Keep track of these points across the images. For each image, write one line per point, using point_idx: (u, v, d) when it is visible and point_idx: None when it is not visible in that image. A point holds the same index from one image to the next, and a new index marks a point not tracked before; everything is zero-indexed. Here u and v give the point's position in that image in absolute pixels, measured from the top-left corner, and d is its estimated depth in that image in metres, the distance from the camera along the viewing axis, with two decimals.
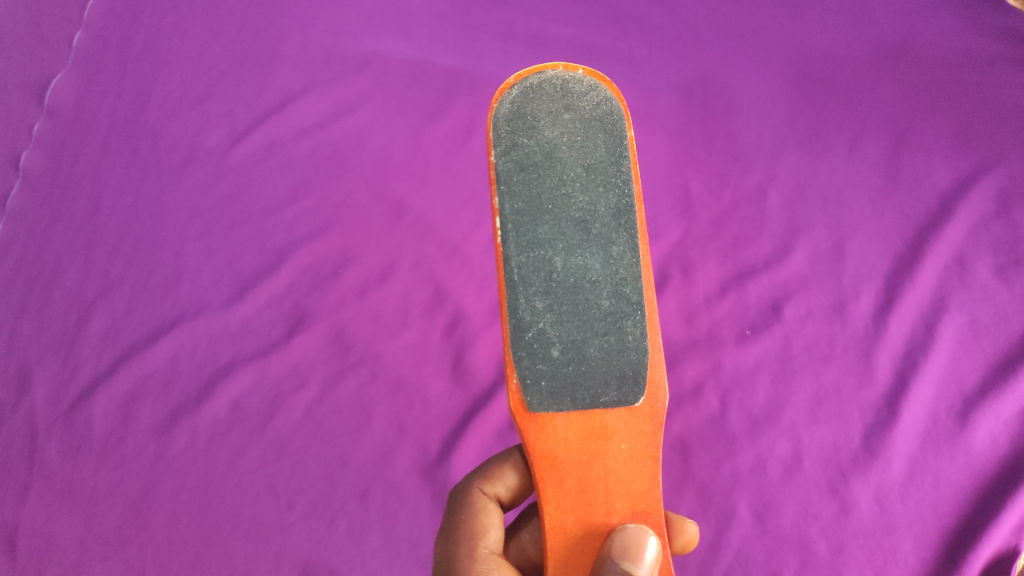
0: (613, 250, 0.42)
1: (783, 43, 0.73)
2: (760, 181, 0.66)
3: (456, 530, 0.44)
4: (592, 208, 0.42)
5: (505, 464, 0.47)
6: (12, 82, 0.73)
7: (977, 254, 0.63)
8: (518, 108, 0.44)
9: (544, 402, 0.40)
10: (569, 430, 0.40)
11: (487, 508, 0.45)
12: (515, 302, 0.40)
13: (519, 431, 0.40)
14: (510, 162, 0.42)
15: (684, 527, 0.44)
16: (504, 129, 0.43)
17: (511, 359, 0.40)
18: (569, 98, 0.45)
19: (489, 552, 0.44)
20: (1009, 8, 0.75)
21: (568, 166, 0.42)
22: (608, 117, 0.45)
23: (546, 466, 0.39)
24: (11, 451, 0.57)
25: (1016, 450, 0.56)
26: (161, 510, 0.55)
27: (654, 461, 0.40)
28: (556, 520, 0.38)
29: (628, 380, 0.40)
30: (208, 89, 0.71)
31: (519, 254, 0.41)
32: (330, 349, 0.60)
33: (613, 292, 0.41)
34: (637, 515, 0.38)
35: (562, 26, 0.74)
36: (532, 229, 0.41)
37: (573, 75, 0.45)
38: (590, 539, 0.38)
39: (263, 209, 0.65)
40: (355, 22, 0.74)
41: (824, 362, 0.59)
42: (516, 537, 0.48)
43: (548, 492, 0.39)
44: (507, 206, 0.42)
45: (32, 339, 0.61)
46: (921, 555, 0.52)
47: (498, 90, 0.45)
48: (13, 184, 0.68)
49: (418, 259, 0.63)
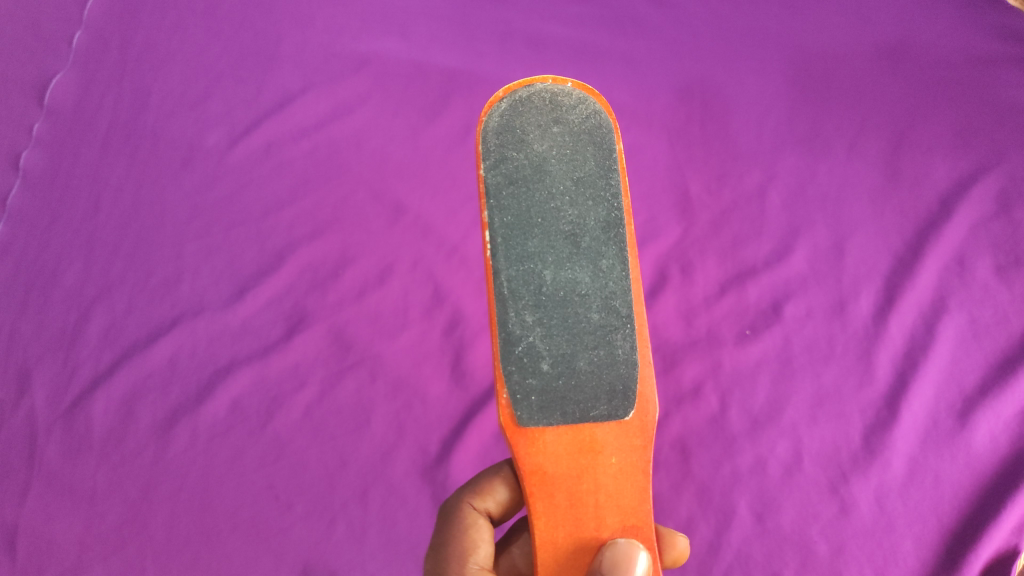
0: (603, 263, 0.42)
1: (781, 44, 0.72)
2: (760, 181, 0.66)
3: (447, 546, 0.45)
4: (582, 222, 0.42)
5: (495, 478, 0.47)
6: (12, 82, 0.73)
7: (978, 253, 0.63)
8: (507, 121, 0.44)
9: (534, 416, 0.40)
10: (559, 444, 0.40)
11: (477, 523, 0.45)
12: (505, 316, 0.40)
13: (509, 446, 0.40)
14: (499, 176, 0.42)
15: (676, 540, 0.44)
16: (494, 142, 0.43)
17: (501, 374, 0.40)
18: (559, 110, 0.45)
19: (478, 568, 0.43)
20: (1008, 8, 0.75)
21: (557, 179, 0.42)
22: (597, 130, 0.45)
23: (536, 481, 0.39)
24: (11, 451, 0.57)
25: (1016, 450, 0.55)
26: (161, 511, 0.55)
27: (644, 475, 0.40)
28: (547, 534, 0.38)
29: (619, 395, 0.41)
30: (207, 89, 0.71)
31: (509, 268, 0.41)
32: (330, 350, 0.60)
33: (603, 306, 0.41)
34: (627, 529, 0.39)
35: (562, 26, 0.74)
36: (522, 242, 0.41)
37: (562, 88, 0.45)
38: (581, 554, 0.38)
39: (262, 209, 0.65)
40: (354, 22, 0.74)
41: (824, 362, 0.59)
42: (507, 552, 0.48)
43: (539, 506, 0.39)
44: (496, 219, 0.42)
45: (31, 339, 0.61)
46: (921, 555, 0.52)
47: (487, 102, 0.45)
48: (13, 184, 0.68)
49: (417, 259, 0.63)
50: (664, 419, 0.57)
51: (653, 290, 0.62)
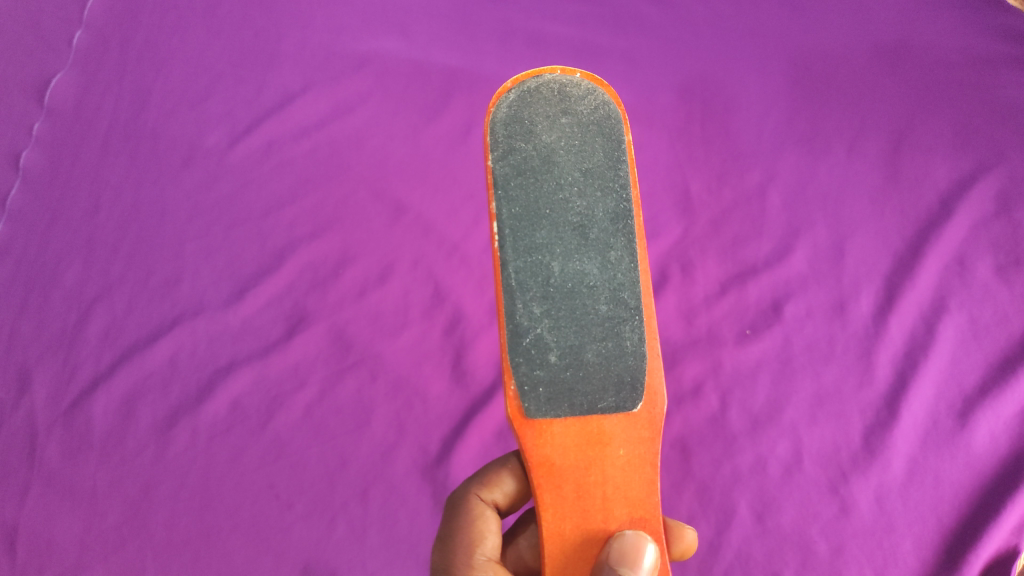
0: (611, 255, 0.42)
1: (782, 43, 0.73)
2: (761, 181, 0.66)
3: (454, 537, 0.45)
4: (590, 213, 0.42)
5: (503, 470, 0.47)
6: (12, 82, 0.73)
7: (978, 253, 0.63)
8: (515, 112, 0.44)
9: (542, 408, 0.40)
10: (566, 436, 0.40)
11: (484, 515, 0.45)
12: (513, 307, 0.40)
13: (516, 437, 0.40)
14: (508, 167, 0.42)
15: (683, 533, 0.44)
16: (502, 133, 0.43)
17: (509, 365, 0.40)
18: (567, 101, 0.45)
19: (486, 560, 0.43)
20: (1008, 8, 0.75)
21: (565, 170, 0.42)
22: (605, 121, 0.45)
23: (543, 473, 0.39)
24: (11, 451, 0.57)
25: (1015, 450, 0.56)
26: (161, 510, 0.55)
27: (652, 467, 0.40)
28: (554, 526, 0.38)
29: (626, 386, 0.40)
30: (207, 88, 0.71)
31: (517, 259, 0.41)
32: (330, 350, 0.60)
33: (611, 297, 0.41)
34: (635, 521, 0.39)
35: (562, 25, 0.74)
36: (530, 234, 0.41)
37: (570, 79, 0.46)
38: (588, 546, 0.38)
39: (262, 208, 0.65)
40: (355, 22, 0.74)
41: (824, 361, 0.59)
42: (514, 544, 0.48)
43: (546, 498, 0.39)
44: (504, 210, 0.42)
45: (32, 339, 0.61)
46: (921, 555, 0.52)
47: (495, 93, 0.45)
48: (13, 184, 0.68)
49: (417, 259, 0.63)
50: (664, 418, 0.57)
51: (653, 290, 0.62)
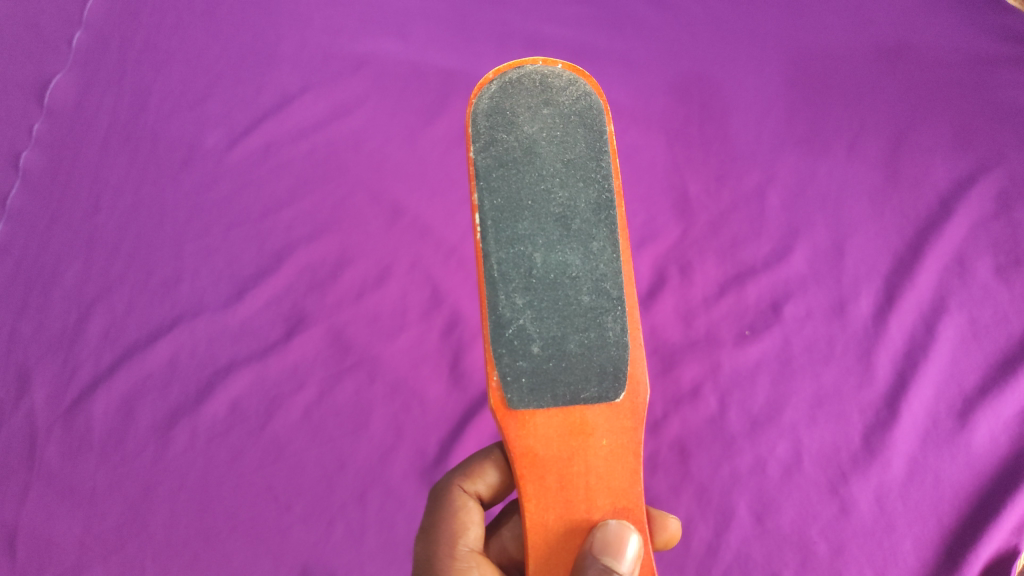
0: (593, 245, 0.42)
1: (780, 43, 0.73)
2: (760, 181, 0.66)
3: (436, 528, 0.45)
4: (572, 204, 0.42)
5: (486, 461, 0.47)
6: (12, 82, 0.73)
7: (978, 254, 0.62)
8: (497, 103, 0.44)
9: (524, 399, 0.40)
10: (549, 426, 0.40)
11: (467, 506, 0.45)
12: (495, 298, 0.41)
13: (499, 428, 0.40)
14: (489, 158, 0.43)
15: (667, 523, 0.45)
16: (483, 125, 0.44)
17: (491, 356, 0.40)
18: (549, 92, 0.45)
19: (469, 550, 0.44)
20: (1008, 8, 0.75)
21: (547, 161, 0.43)
22: (587, 111, 0.45)
23: (526, 463, 0.39)
24: (11, 452, 0.57)
25: (1015, 451, 0.55)
26: (160, 511, 0.55)
27: (635, 457, 0.40)
28: (537, 517, 0.38)
29: (609, 376, 0.41)
30: (207, 89, 0.71)
31: (499, 250, 0.41)
32: (329, 351, 0.60)
33: (594, 288, 0.41)
34: (618, 511, 0.39)
35: (561, 26, 0.74)
36: (512, 225, 0.41)
37: (552, 70, 0.46)
38: (571, 536, 0.38)
39: (261, 209, 0.65)
40: (354, 23, 0.74)
41: (824, 362, 0.59)
42: (497, 535, 0.48)
43: (529, 489, 0.39)
44: (486, 201, 0.42)
45: (31, 340, 0.61)
46: (921, 555, 0.52)
47: (477, 85, 0.45)
48: (13, 184, 0.68)
49: (416, 260, 0.63)
50: (664, 420, 0.57)
51: (652, 291, 0.62)
